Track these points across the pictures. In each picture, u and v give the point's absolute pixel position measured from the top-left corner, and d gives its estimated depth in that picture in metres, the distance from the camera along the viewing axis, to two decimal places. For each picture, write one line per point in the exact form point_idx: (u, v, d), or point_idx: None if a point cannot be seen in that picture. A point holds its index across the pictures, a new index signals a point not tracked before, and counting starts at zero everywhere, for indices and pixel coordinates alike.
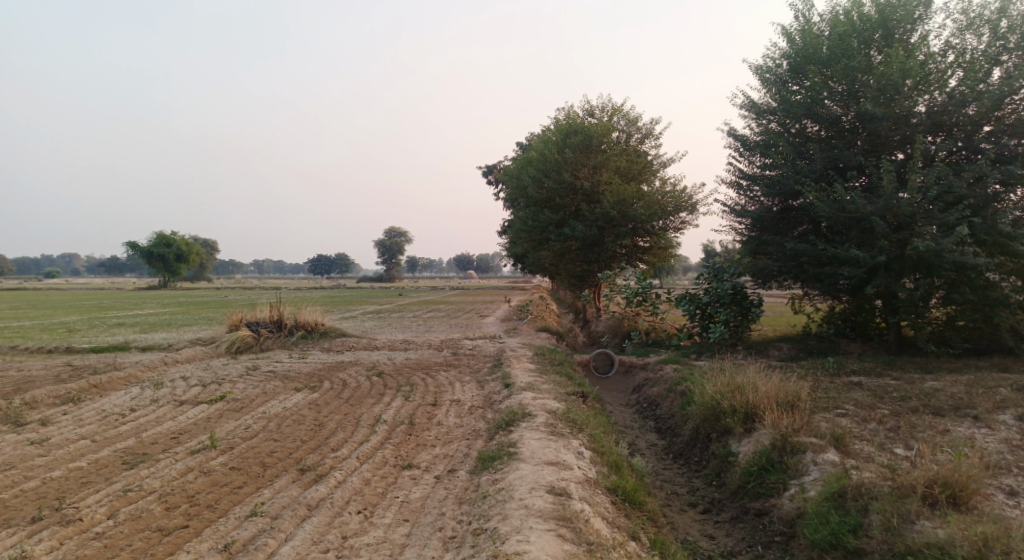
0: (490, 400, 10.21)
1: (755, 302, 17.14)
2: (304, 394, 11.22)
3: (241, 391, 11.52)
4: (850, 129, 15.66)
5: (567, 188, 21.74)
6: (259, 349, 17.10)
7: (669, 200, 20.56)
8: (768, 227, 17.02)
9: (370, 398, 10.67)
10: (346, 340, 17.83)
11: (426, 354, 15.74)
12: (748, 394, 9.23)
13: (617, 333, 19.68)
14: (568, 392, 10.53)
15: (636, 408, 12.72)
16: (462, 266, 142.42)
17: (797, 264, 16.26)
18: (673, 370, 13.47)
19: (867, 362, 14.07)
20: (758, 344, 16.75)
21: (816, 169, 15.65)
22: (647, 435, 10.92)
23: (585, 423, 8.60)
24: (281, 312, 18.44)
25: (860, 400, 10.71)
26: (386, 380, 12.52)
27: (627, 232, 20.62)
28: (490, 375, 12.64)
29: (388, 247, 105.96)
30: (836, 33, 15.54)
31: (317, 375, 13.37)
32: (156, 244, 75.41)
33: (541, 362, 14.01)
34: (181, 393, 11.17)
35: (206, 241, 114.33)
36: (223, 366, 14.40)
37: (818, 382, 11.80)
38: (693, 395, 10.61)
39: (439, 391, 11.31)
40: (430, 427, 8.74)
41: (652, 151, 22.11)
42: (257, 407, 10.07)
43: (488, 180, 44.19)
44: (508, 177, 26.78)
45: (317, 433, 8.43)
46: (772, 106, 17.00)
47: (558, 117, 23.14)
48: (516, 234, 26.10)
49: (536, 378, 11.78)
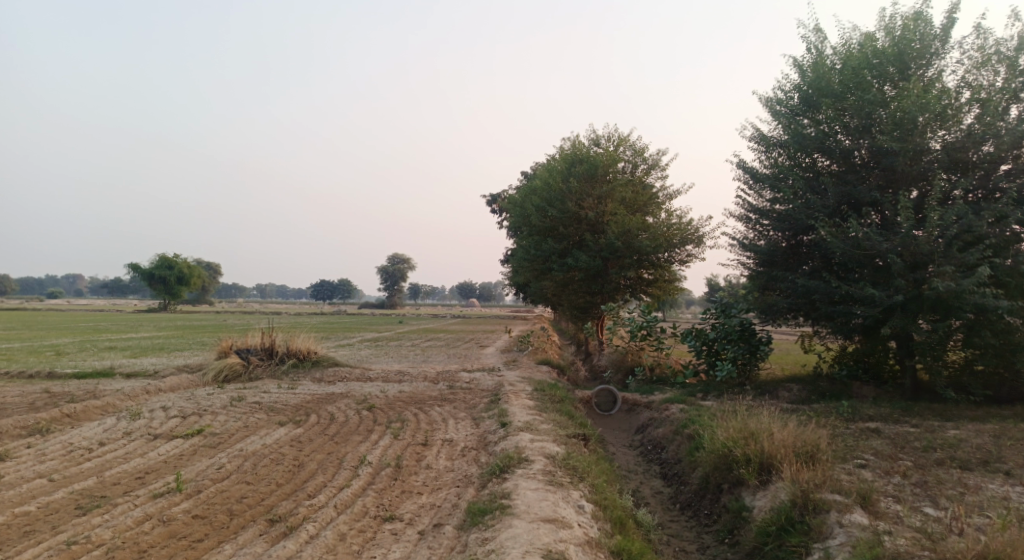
0: (485, 441, 9.55)
1: (765, 340, 16.48)
2: (287, 429, 10.56)
3: (221, 424, 10.88)
4: (864, 163, 15.13)
5: (571, 218, 21.25)
6: (248, 378, 16.45)
7: (675, 232, 20.05)
8: (777, 262, 16.42)
9: (357, 435, 10.01)
10: (339, 370, 17.17)
11: (420, 387, 15.08)
12: (762, 442, 8.56)
13: (620, 368, 19.01)
14: (568, 434, 9.85)
15: (640, 450, 12.05)
16: (465, 294, 142.04)
17: (809, 302, 15.62)
18: (679, 410, 12.79)
19: (883, 407, 13.39)
20: (767, 385, 16.06)
21: (829, 204, 15.04)
22: (652, 482, 10.23)
23: (587, 471, 7.94)
24: (272, 338, 17.83)
25: (880, 449, 10.03)
26: (377, 415, 11.87)
27: (632, 264, 20.07)
28: (486, 412, 11.98)
29: (390, 272, 105.53)
30: (848, 66, 15.10)
31: (304, 407, 12.71)
32: (157, 266, 75.00)
33: (540, 398, 13.33)
34: (157, 425, 10.54)
35: (209, 264, 114.02)
36: (207, 396, 13.74)
37: (833, 428, 11.12)
38: (702, 440, 9.94)
39: (431, 428, 10.64)
40: (418, 471, 8.07)
41: (658, 182, 21.63)
42: (235, 443, 9.42)
43: (492, 208, 43.80)
44: (511, 205, 26.35)
45: (295, 475, 7.78)
46: (782, 139, 16.51)
47: (564, 145, 22.71)
48: (518, 263, 25.53)
49: (534, 416, 11.11)
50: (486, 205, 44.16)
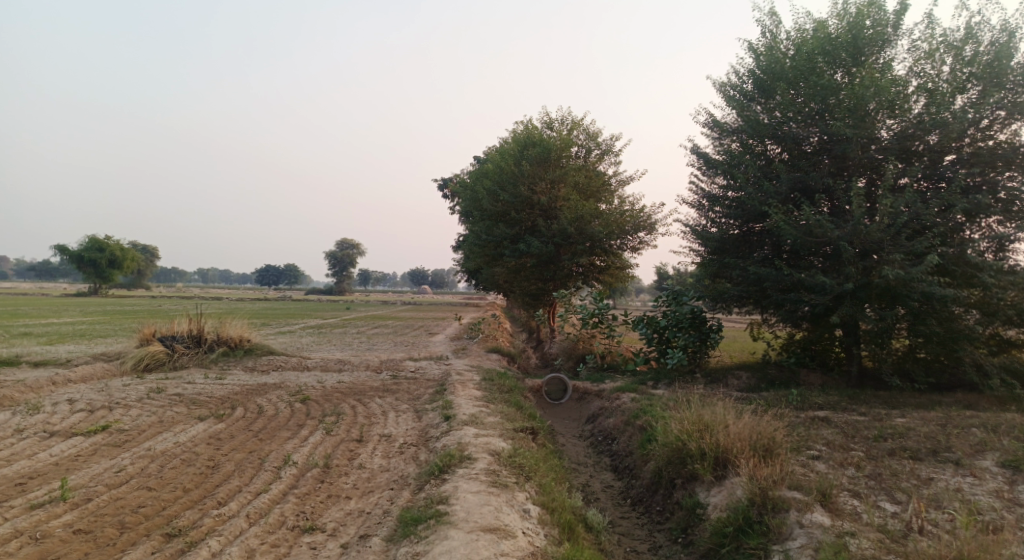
0: (424, 436, 8.80)
1: (715, 327, 16.11)
2: (207, 424, 9.62)
3: (133, 420, 9.88)
4: (816, 149, 14.66)
5: (522, 202, 20.57)
6: (173, 368, 15.29)
7: (627, 218, 19.54)
8: (730, 249, 15.99)
9: (284, 431, 9.15)
10: (273, 359, 16.17)
11: (361, 377, 14.22)
12: (715, 435, 7.99)
13: (571, 356, 18.53)
14: (514, 428, 9.15)
15: (590, 442, 11.50)
16: (415, 281, 140.55)
17: (760, 289, 15.20)
18: (630, 400, 12.25)
19: (832, 395, 13.11)
20: (717, 373, 15.68)
21: (782, 191, 14.51)
22: (602, 476, 9.63)
23: (534, 469, 7.26)
24: (201, 325, 16.65)
25: (833, 440, 9.58)
26: (309, 407, 11.02)
27: (584, 250, 19.54)
28: (429, 404, 11.19)
29: (339, 258, 103.30)
30: (801, 51, 14.54)
31: (231, 399, 11.75)
32: (89, 249, 71.55)
33: (488, 388, 12.62)
34: (56, 423, 9.51)
35: (148, 247, 110.02)
36: (123, 387, 12.64)
37: (786, 417, 10.70)
38: (655, 432, 9.36)
39: (368, 422, 9.81)
40: (348, 472, 7.26)
41: (610, 167, 21.06)
42: (144, 441, 8.48)
43: (443, 193, 42.77)
44: (463, 189, 25.58)
45: (207, 480, 6.91)
46: (736, 125, 16.00)
47: (516, 128, 21.93)
48: (469, 248, 24.72)
49: (480, 408, 10.38)
50: (438, 191, 43.08)
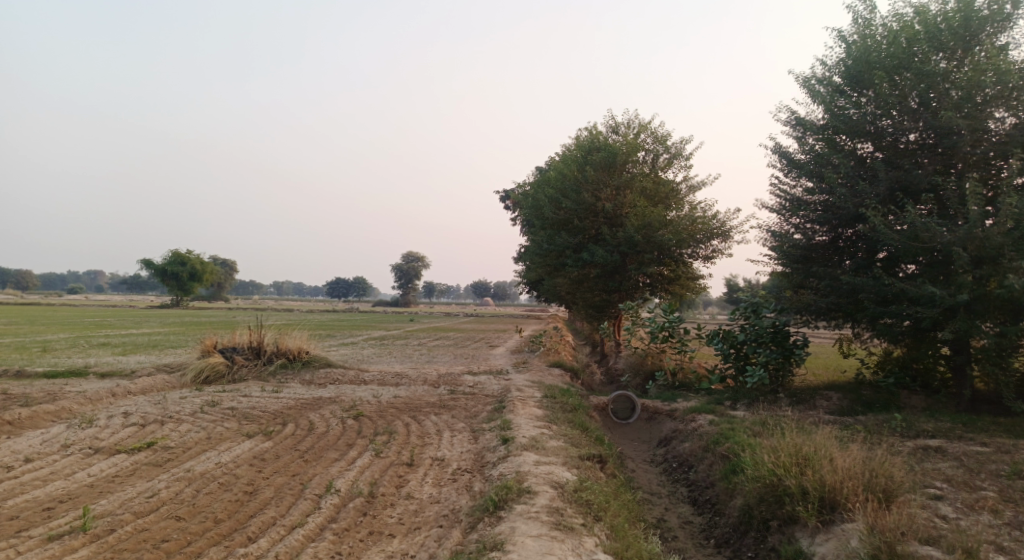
0: (483, 461, 8.01)
1: (799, 343, 14.71)
2: (255, 442, 9.10)
3: (180, 435, 9.47)
4: (917, 147, 13.25)
5: (586, 209, 19.65)
6: (231, 380, 15.02)
7: (698, 226, 18.39)
8: (817, 257, 14.67)
9: (333, 452, 8.54)
10: (331, 371, 15.73)
11: (419, 392, 13.58)
12: (817, 470, 6.91)
13: (639, 372, 17.48)
14: (581, 454, 8.26)
15: (663, 468, 10.50)
16: (480, 293, 140.96)
17: (853, 301, 13.83)
18: (708, 423, 11.19)
19: (941, 421, 11.69)
20: (803, 393, 14.34)
21: (879, 192, 13.10)
22: (679, 509, 8.61)
23: (604, 507, 6.35)
24: (260, 336, 16.38)
25: (952, 476, 8.31)
26: (363, 424, 10.43)
27: (652, 260, 18.50)
28: (488, 423, 10.41)
29: (406, 272, 104.35)
30: (901, 36, 13.15)
31: (284, 414, 11.27)
32: (169, 261, 74.00)
33: (551, 406, 11.77)
34: (105, 438, 9.18)
35: (224, 261, 113.86)
36: (179, 400, 12.33)
37: (890, 445, 9.45)
38: (742, 462, 8.30)
39: (422, 444, 9.09)
40: (395, 503, 6.53)
41: (680, 172, 19.94)
42: (186, 461, 7.99)
43: (504, 203, 42.24)
44: (525, 198, 24.85)
45: (241, 509, 6.31)
46: (821, 121, 14.67)
47: (580, 133, 21.05)
48: (530, 258, 23.88)
49: (542, 430, 9.53)
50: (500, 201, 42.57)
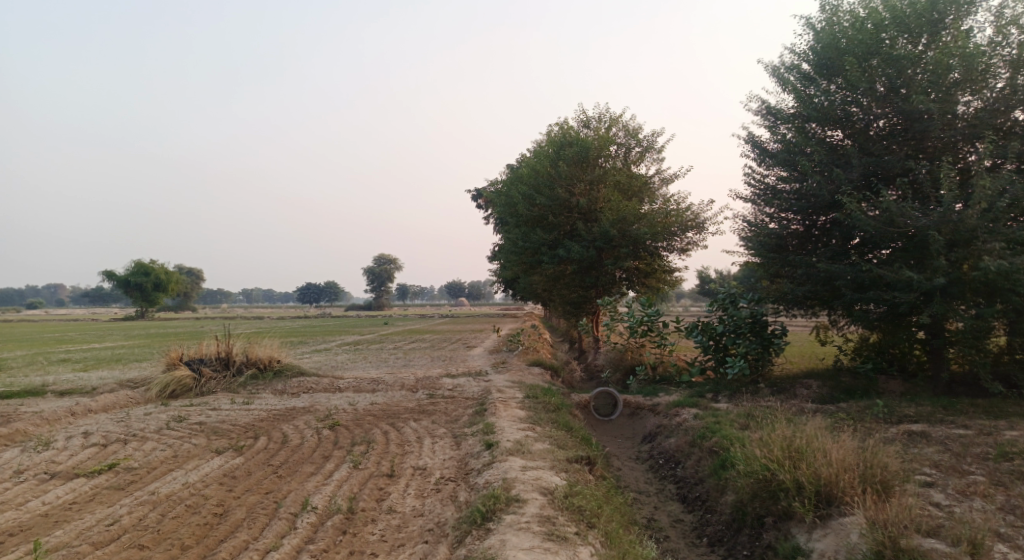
0: (465, 469, 7.66)
1: (778, 332, 14.57)
2: (225, 458, 8.64)
3: (145, 455, 8.97)
4: (887, 132, 13.17)
5: (560, 205, 19.37)
6: (200, 393, 14.47)
7: (673, 218, 18.21)
8: (793, 246, 14.54)
9: (308, 465, 8.12)
10: (304, 380, 15.24)
11: (396, 397, 13.18)
12: (812, 463, 6.68)
13: (618, 368, 17.26)
14: (568, 457, 7.95)
15: (649, 465, 10.24)
16: (453, 294, 140.25)
17: (830, 288, 13.72)
18: (693, 417, 10.95)
19: (923, 405, 11.60)
20: (783, 382, 14.20)
21: (853, 178, 12.97)
22: (668, 508, 8.34)
23: (597, 513, 6.06)
24: (229, 346, 15.83)
25: (942, 462, 8.14)
26: (338, 434, 10.01)
27: (627, 254, 18.30)
28: (469, 427, 10.05)
29: (378, 275, 103.31)
30: (868, 22, 13.05)
31: (255, 427, 10.80)
32: (134, 272, 72.27)
33: (532, 407, 11.45)
34: (63, 461, 8.67)
35: (191, 270, 111.65)
36: (144, 417, 11.79)
37: (877, 432, 9.28)
38: (733, 457, 8.05)
39: (401, 452, 8.71)
40: (375, 519, 6.16)
41: (652, 165, 19.75)
42: (151, 482, 7.53)
43: (476, 203, 41.85)
44: (497, 196, 24.50)
45: (210, 533, 5.91)
46: (792, 110, 14.55)
47: (551, 129, 20.77)
48: (505, 256, 23.54)
49: (525, 433, 9.21)
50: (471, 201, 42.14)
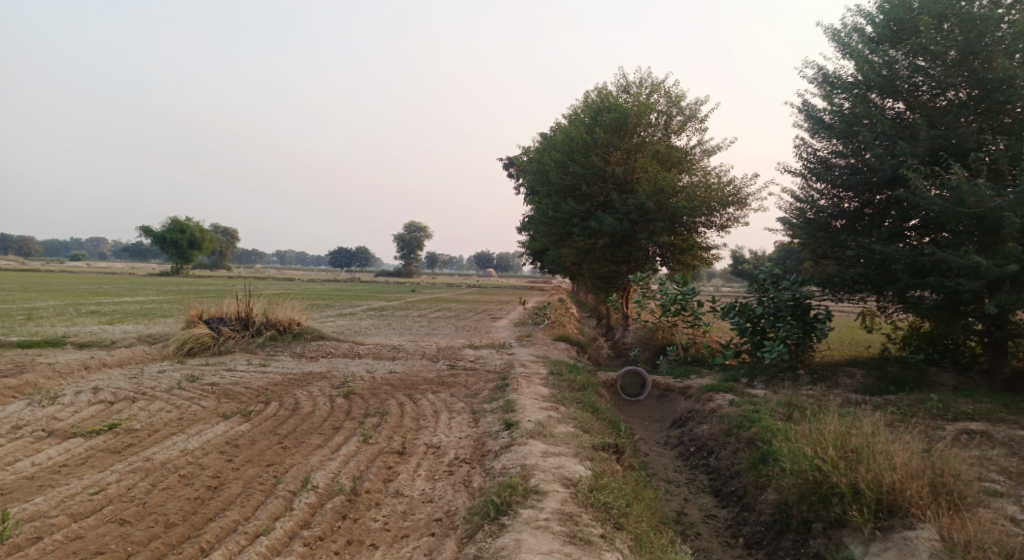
0: (483, 450, 7.08)
1: (822, 317, 13.57)
2: (230, 425, 8.16)
3: (148, 416, 8.54)
4: (960, 104, 12.06)
5: (594, 174, 18.52)
6: (217, 353, 14.12)
7: (714, 193, 17.26)
8: (844, 225, 13.60)
9: (316, 437, 7.62)
10: (323, 344, 14.80)
11: (416, 367, 12.66)
12: (870, 466, 6.00)
13: (649, 346, 16.54)
14: (594, 443, 7.32)
15: (679, 452, 9.57)
16: (483, 263, 140.09)
17: (883, 272, 12.78)
18: (728, 403, 10.23)
19: (981, 401, 10.72)
20: (825, 370, 13.33)
21: (919, 152, 11.97)
22: (700, 501, 7.69)
23: (625, 512, 5.45)
24: (249, 306, 15.42)
25: (1009, 467, 7.36)
26: (352, 403, 9.51)
27: (664, 228, 17.44)
28: (489, 403, 9.47)
29: (408, 242, 103.21)
30: None
31: (268, 391, 10.35)
32: (169, 229, 72.96)
33: (557, 384, 10.84)
34: (64, 418, 8.27)
35: (224, 229, 112.95)
36: (157, 374, 11.42)
37: (935, 431, 8.48)
38: (777, 451, 7.34)
39: (415, 427, 8.16)
40: (379, 503, 5.63)
41: (694, 136, 18.77)
42: (148, 447, 7.08)
43: (508, 171, 41.01)
44: (530, 164, 23.67)
45: (199, 510, 5.42)
46: (851, 78, 13.48)
47: (589, 94, 19.82)
48: (535, 227, 22.79)
49: (549, 413, 8.59)
50: (502, 169, 41.25)
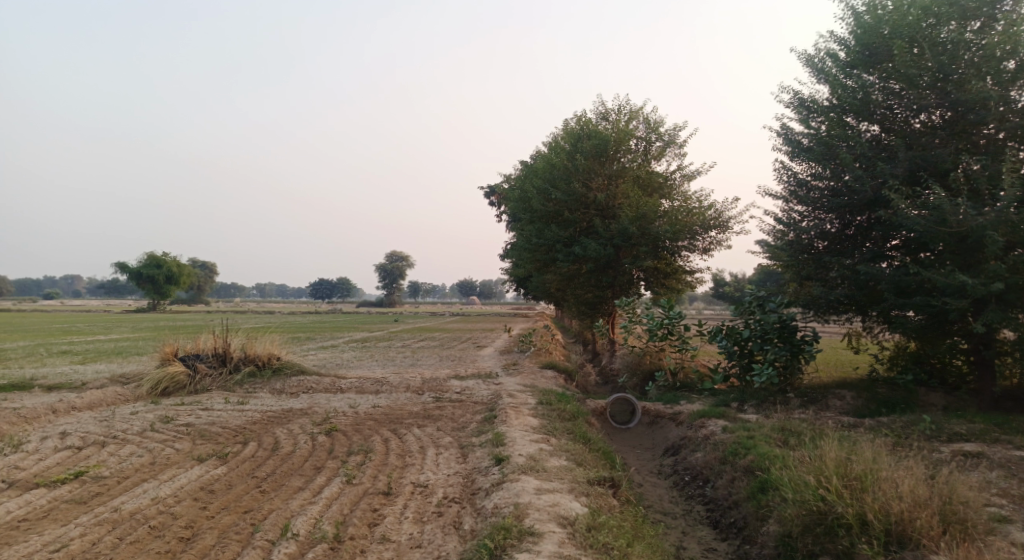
0: (472, 488, 6.76)
1: (810, 338, 13.39)
2: (206, 468, 7.76)
3: (119, 461, 8.12)
4: (935, 126, 12.11)
5: (576, 201, 18.41)
6: (194, 391, 13.67)
7: (696, 216, 17.20)
8: (828, 247, 13.53)
9: (296, 479, 7.25)
10: (304, 379, 14.39)
11: (400, 400, 12.30)
12: (877, 495, 5.80)
13: (636, 372, 16.29)
14: (587, 477, 7.03)
15: (673, 482, 9.26)
16: (465, 292, 139.68)
17: (869, 292, 12.67)
18: (721, 429, 9.97)
19: (974, 420, 10.57)
20: (815, 392, 13.15)
21: (899, 172, 11.94)
22: (698, 534, 7.38)
23: (624, 552, 5.15)
24: (227, 342, 15.00)
25: (1011, 489, 7.16)
26: (334, 441, 9.14)
27: (647, 253, 17.32)
28: (476, 437, 9.14)
29: (388, 272, 102.69)
30: (915, 6, 12.02)
31: (246, 431, 9.95)
32: (146, 265, 71.94)
33: (545, 415, 10.53)
34: (28, 467, 7.84)
35: (202, 264, 111.76)
36: (129, 416, 10.97)
37: (933, 453, 8.28)
38: (776, 480, 7.09)
39: (401, 465, 7.82)
40: (363, 551, 5.29)
41: (674, 161, 18.76)
42: (116, 496, 6.68)
43: (489, 199, 40.93)
44: (511, 191, 23.56)
45: None
46: (827, 101, 13.51)
47: (568, 121, 19.80)
48: (517, 254, 22.60)
49: (539, 446, 8.28)
50: (484, 198, 41.20)
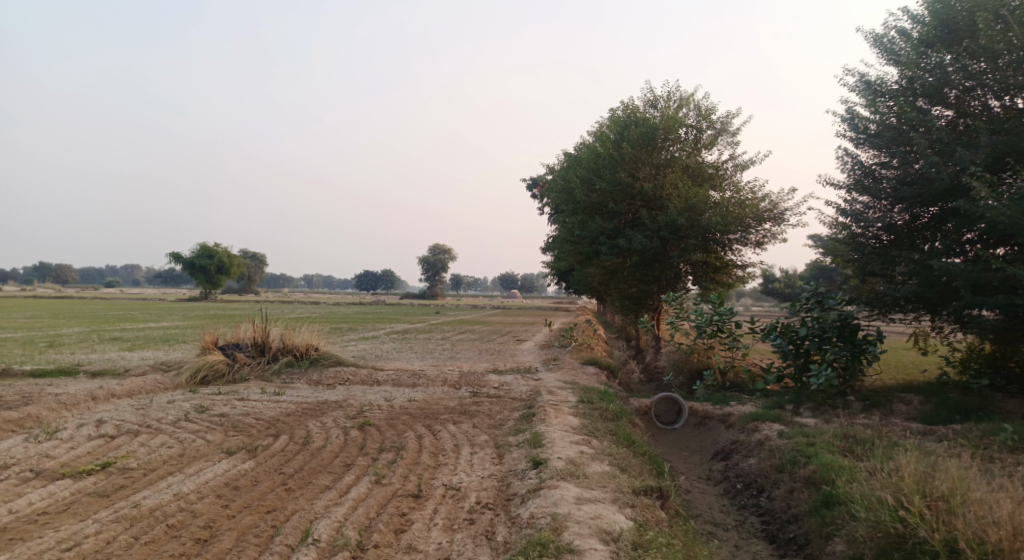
0: (509, 494, 6.31)
1: (872, 338, 12.50)
2: (232, 462, 7.47)
3: (147, 452, 7.90)
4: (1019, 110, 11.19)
5: (622, 191, 17.76)
6: (232, 381, 13.54)
7: (748, 208, 16.41)
8: (895, 240, 12.64)
9: (325, 477, 6.90)
10: (342, 370, 14.14)
11: (437, 394, 11.93)
12: (968, 520, 5.23)
13: (683, 370, 15.62)
14: (633, 486, 6.51)
15: (724, 490, 8.65)
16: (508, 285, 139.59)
17: (940, 289, 11.78)
18: (777, 435, 9.31)
19: None
20: (877, 396, 12.32)
21: (980, 158, 11.05)
22: (753, 549, 6.80)
23: None
24: (266, 330, 14.84)
25: None
26: (367, 436, 8.79)
27: (696, 245, 16.61)
28: (514, 437, 8.68)
29: (432, 264, 103.08)
30: None
31: (278, 423, 9.68)
32: (198, 255, 73.48)
33: (587, 414, 10.02)
34: (57, 456, 7.67)
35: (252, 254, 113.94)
36: (165, 405, 10.83)
37: (1016, 467, 7.55)
38: (844, 495, 6.48)
39: (433, 465, 7.41)
40: None
41: (726, 149, 17.95)
42: (138, 490, 6.42)
43: (532, 191, 40.42)
44: (555, 182, 22.97)
45: None
46: (897, 84, 12.62)
47: (615, 109, 19.13)
48: (560, 246, 22.04)
49: (580, 448, 7.78)
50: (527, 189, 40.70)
